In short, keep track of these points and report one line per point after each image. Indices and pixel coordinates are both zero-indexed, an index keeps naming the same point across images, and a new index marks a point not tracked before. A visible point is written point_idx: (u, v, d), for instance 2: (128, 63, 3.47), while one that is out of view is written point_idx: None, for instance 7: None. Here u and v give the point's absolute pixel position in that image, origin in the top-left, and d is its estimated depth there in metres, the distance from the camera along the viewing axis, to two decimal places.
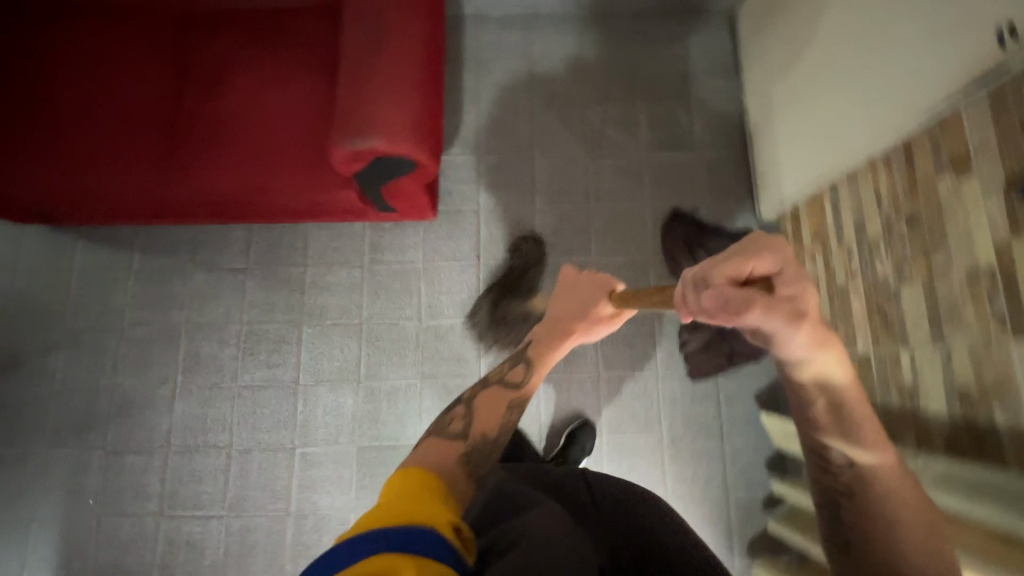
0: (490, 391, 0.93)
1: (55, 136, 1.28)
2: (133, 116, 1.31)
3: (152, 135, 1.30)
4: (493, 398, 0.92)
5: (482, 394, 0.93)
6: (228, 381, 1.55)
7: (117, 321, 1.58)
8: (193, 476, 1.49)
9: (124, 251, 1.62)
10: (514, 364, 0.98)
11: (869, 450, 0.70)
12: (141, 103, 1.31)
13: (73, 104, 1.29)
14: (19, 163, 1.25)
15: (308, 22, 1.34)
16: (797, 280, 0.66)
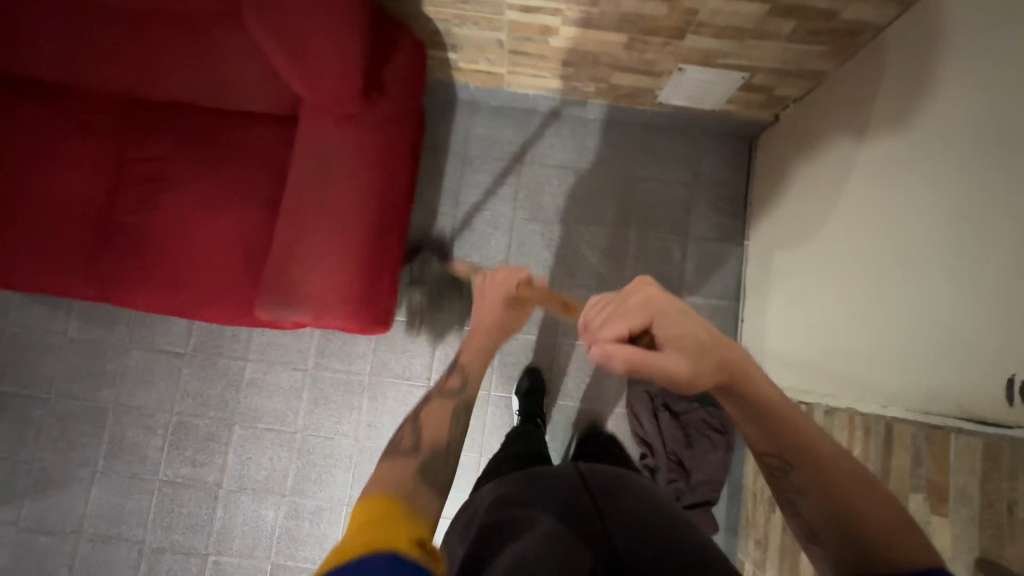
0: (451, 369, 0.94)
1: None
2: (56, 212, 1.17)
3: (74, 235, 1.17)
4: (443, 384, 0.90)
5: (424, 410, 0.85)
6: (149, 474, 1.48)
7: (44, 391, 1.51)
8: (102, 568, 1.45)
9: (58, 316, 1.53)
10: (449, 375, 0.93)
11: (803, 449, 0.66)
12: (67, 198, 1.18)
13: None
14: None
15: (263, 136, 1.20)
16: (678, 314, 0.68)
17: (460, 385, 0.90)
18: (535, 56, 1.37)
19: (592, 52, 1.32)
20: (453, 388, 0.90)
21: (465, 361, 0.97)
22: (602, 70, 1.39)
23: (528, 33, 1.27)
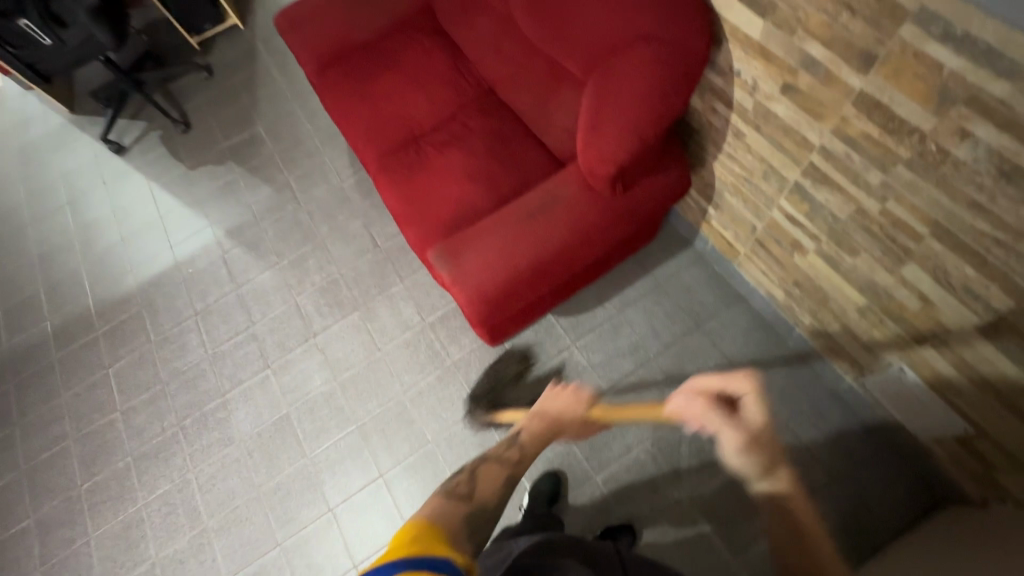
0: (481, 470, 0.85)
1: (361, 96, 1.75)
2: (401, 119, 1.70)
3: (395, 137, 1.69)
4: (490, 472, 0.85)
5: (426, 503, 0.73)
6: (295, 292, 1.93)
7: (304, 202, 2.10)
8: (226, 316, 1.94)
9: (351, 172, 2.13)
10: (462, 481, 0.81)
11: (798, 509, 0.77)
12: (412, 117, 1.70)
13: (387, 88, 1.75)
14: (336, 97, 1.78)
15: (534, 160, 1.51)
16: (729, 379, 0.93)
17: (486, 498, 0.78)
18: (774, 259, 1.41)
19: (825, 292, 1.29)
20: (464, 494, 0.78)
21: (477, 467, 0.86)
22: (825, 312, 1.35)
23: (780, 237, 1.32)
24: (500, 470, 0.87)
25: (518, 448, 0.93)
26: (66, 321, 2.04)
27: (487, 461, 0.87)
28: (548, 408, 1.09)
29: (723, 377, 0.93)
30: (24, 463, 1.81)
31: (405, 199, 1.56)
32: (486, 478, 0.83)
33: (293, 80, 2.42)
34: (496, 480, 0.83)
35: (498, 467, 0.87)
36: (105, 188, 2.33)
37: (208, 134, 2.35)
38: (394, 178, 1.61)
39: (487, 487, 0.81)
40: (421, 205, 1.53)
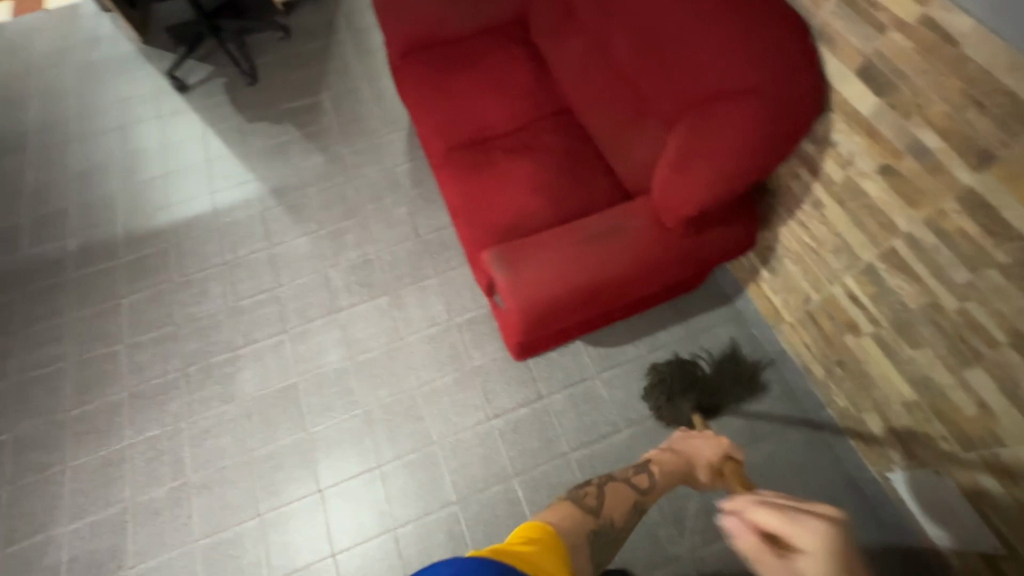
0: (609, 488, 1.00)
1: (439, 83, 1.74)
2: (475, 115, 1.69)
3: (465, 131, 1.67)
4: (619, 489, 0.99)
5: (563, 503, 0.91)
6: (328, 264, 1.90)
7: (354, 176, 2.09)
8: (254, 272, 1.91)
9: (407, 157, 2.13)
10: (598, 492, 0.97)
11: None
12: (485, 115, 1.69)
13: (466, 81, 1.74)
14: (413, 79, 1.77)
15: (601, 185, 1.51)
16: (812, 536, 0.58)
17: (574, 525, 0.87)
18: (822, 334, 1.40)
19: (871, 378, 1.29)
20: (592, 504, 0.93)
21: (607, 485, 1.00)
22: (864, 398, 1.34)
23: (835, 313, 1.32)
24: (627, 493, 1.00)
25: (647, 476, 1.05)
26: (91, 243, 2.00)
27: (616, 481, 1.01)
28: (680, 449, 1.13)
29: (794, 520, 0.59)
30: (15, 376, 1.75)
31: (464, 195, 1.54)
32: (613, 496, 0.98)
33: (367, 59, 2.43)
34: (624, 501, 0.99)
35: (626, 491, 1.01)
36: (158, 122, 2.32)
37: (272, 91, 2.35)
38: (456, 173, 1.59)
39: (615, 507, 0.96)
40: (480, 205, 1.51)
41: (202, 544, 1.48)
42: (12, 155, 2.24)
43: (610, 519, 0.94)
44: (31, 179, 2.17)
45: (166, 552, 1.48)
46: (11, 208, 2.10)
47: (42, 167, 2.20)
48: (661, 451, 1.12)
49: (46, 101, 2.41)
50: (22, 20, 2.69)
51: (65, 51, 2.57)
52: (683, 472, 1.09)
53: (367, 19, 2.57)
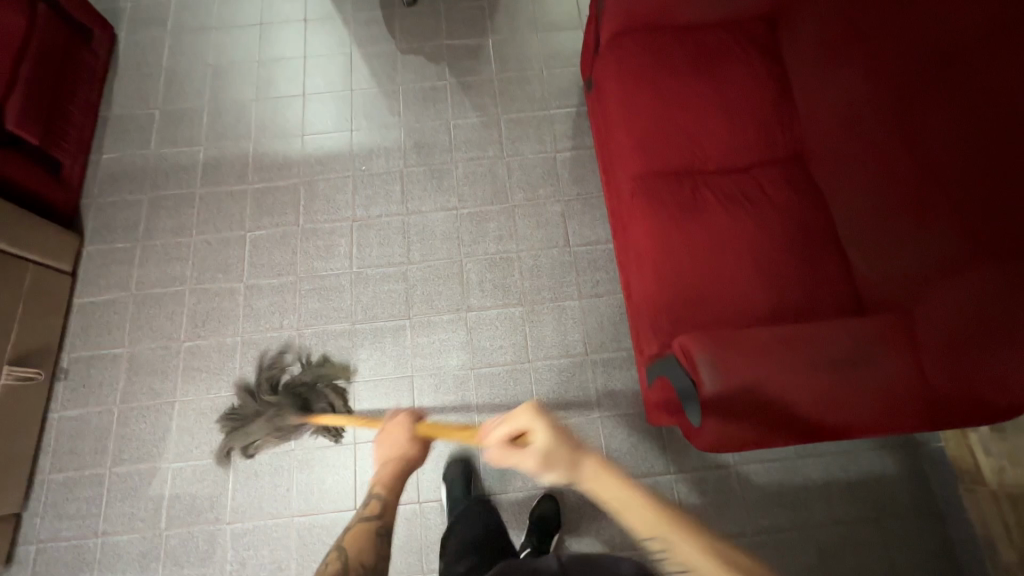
0: (349, 529, 0.96)
1: (657, 85, 1.45)
2: (693, 139, 1.42)
3: (678, 156, 1.42)
4: (358, 529, 0.95)
5: (347, 533, 0.95)
6: (462, 250, 1.72)
7: (509, 152, 1.84)
8: (382, 237, 1.74)
9: (572, 144, 1.85)
10: (369, 501, 1.02)
11: None
12: (705, 142, 1.41)
13: (692, 90, 1.44)
14: (626, 68, 1.47)
15: (832, 277, 1.27)
16: None
17: (360, 562, 0.88)
18: None
19: None
20: (371, 515, 0.98)
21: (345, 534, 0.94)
22: None
23: None
24: (367, 527, 0.95)
25: (378, 500, 1.01)
26: (220, 157, 1.86)
27: (349, 529, 0.95)
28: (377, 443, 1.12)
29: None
30: (135, 289, 1.70)
31: (661, 243, 1.33)
32: (351, 543, 0.92)
33: (546, 3, 2.07)
34: (361, 537, 0.93)
35: (367, 523, 0.96)
36: (302, 25, 2.05)
37: (432, 17, 2.04)
38: (654, 209, 1.37)
39: (356, 548, 0.91)
40: (676, 260, 1.31)
41: (295, 521, 1.46)
42: (148, 29, 2.06)
43: (390, 506, 1.00)
44: (165, 64, 2.00)
45: (260, 519, 1.46)
46: (141, 92, 1.96)
47: (177, 51, 2.02)
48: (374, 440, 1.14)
49: None
50: None
51: None
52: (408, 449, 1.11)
53: None
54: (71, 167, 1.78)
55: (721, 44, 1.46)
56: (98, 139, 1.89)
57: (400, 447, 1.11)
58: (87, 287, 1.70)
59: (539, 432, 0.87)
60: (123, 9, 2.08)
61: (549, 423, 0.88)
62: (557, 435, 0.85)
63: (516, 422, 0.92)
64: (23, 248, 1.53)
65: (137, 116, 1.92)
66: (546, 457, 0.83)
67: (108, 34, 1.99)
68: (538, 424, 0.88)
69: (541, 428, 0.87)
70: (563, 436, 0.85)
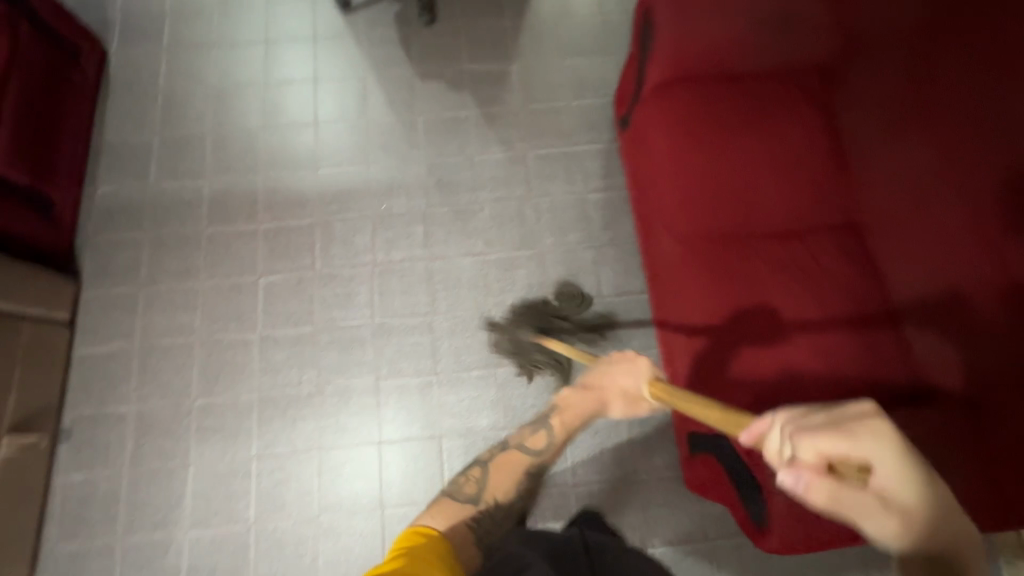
0: (500, 458, 1.14)
1: (710, 141, 1.35)
2: (747, 201, 1.33)
3: (729, 219, 1.32)
4: (508, 460, 1.14)
5: (501, 453, 1.15)
6: (491, 300, 1.64)
7: (537, 192, 1.74)
8: (406, 284, 1.65)
9: (603, 185, 1.76)
10: (536, 430, 1.20)
11: None
12: (758, 205, 1.33)
13: (745, 148, 1.35)
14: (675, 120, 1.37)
15: (890, 362, 1.21)
16: None
17: (495, 495, 1.08)
18: None
19: None
20: (532, 446, 1.17)
21: (496, 458, 1.14)
22: None
23: None
24: (522, 458, 1.15)
25: (542, 435, 1.19)
26: (225, 191, 1.73)
27: (505, 450, 1.16)
28: (591, 385, 1.29)
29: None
30: (139, 339, 1.59)
31: (715, 316, 1.25)
32: (502, 467, 1.13)
33: (572, 25, 1.95)
34: (509, 474, 1.12)
35: (519, 457, 1.15)
36: (312, 43, 1.90)
37: (451, 39, 1.91)
38: (700, 274, 1.30)
39: (501, 482, 1.10)
40: (723, 331, 1.23)
41: None
42: (142, 45, 1.88)
43: (552, 442, 1.18)
44: (161, 85, 1.83)
45: None
46: (136, 117, 1.80)
47: (173, 70, 1.86)
48: (593, 380, 1.30)
49: None
50: None
51: None
52: (614, 396, 1.27)
53: None
54: (61, 204, 1.62)
55: (777, 96, 1.38)
56: (89, 170, 1.73)
57: (601, 387, 1.28)
58: (87, 337, 1.58)
59: (888, 471, 0.70)
60: (111, 21, 1.90)
61: (924, 458, 0.71)
62: (915, 481, 0.69)
63: (872, 449, 0.71)
64: (19, 304, 1.40)
65: (133, 144, 1.77)
66: (909, 503, 0.69)
67: (97, 50, 1.82)
68: (883, 455, 0.70)
69: (903, 474, 0.69)
70: (927, 478, 0.69)
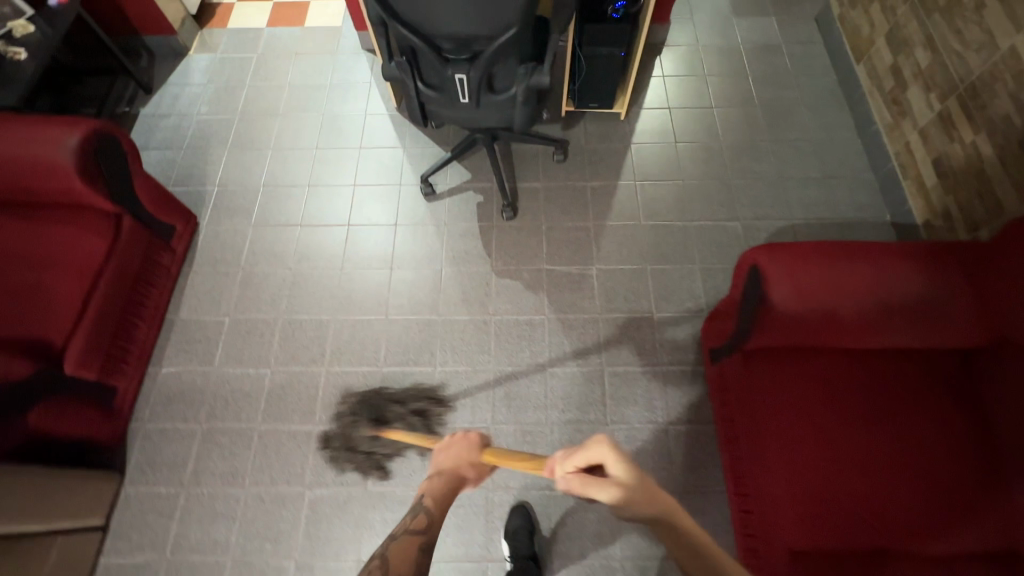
0: (394, 541, 0.95)
1: (813, 415, 1.23)
2: (858, 493, 1.15)
3: (836, 513, 1.14)
4: (408, 542, 0.93)
5: (392, 543, 0.94)
6: (555, 547, 1.46)
7: (613, 418, 1.59)
8: (461, 517, 1.50)
9: (688, 417, 1.58)
10: (417, 513, 1.00)
11: None
12: (873, 501, 1.14)
13: (856, 430, 1.20)
14: (771, 386, 1.28)
15: None
16: None
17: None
18: None
19: None
20: (416, 529, 0.96)
21: (388, 549, 0.93)
22: None
23: None
24: (417, 545, 0.93)
25: (424, 513, 0.99)
26: (287, 385, 1.66)
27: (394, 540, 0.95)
28: (445, 462, 1.09)
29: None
30: (169, 552, 1.46)
31: None
32: (401, 555, 0.90)
33: (656, 229, 1.90)
34: (408, 547, 0.92)
35: (411, 537, 0.95)
36: (391, 228, 1.92)
37: (531, 236, 1.88)
38: None
39: (404, 564, 0.89)
40: None
41: None
42: (231, 220, 1.95)
43: (435, 519, 0.99)
44: (242, 262, 1.87)
45: None
46: (213, 295, 1.81)
47: (257, 248, 1.89)
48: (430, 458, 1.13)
49: (277, 152, 2.09)
50: (274, 31, 2.40)
51: (309, 90, 2.23)
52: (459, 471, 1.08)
53: (666, 167, 2.02)
54: (124, 390, 1.58)
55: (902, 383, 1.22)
56: (158, 348, 1.72)
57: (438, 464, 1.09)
58: (118, 544, 1.47)
59: (613, 469, 0.80)
60: (208, 197, 2.00)
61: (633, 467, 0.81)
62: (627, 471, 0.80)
63: (580, 451, 0.84)
64: (55, 518, 1.31)
65: (204, 324, 1.76)
66: (623, 495, 0.78)
67: (190, 226, 1.88)
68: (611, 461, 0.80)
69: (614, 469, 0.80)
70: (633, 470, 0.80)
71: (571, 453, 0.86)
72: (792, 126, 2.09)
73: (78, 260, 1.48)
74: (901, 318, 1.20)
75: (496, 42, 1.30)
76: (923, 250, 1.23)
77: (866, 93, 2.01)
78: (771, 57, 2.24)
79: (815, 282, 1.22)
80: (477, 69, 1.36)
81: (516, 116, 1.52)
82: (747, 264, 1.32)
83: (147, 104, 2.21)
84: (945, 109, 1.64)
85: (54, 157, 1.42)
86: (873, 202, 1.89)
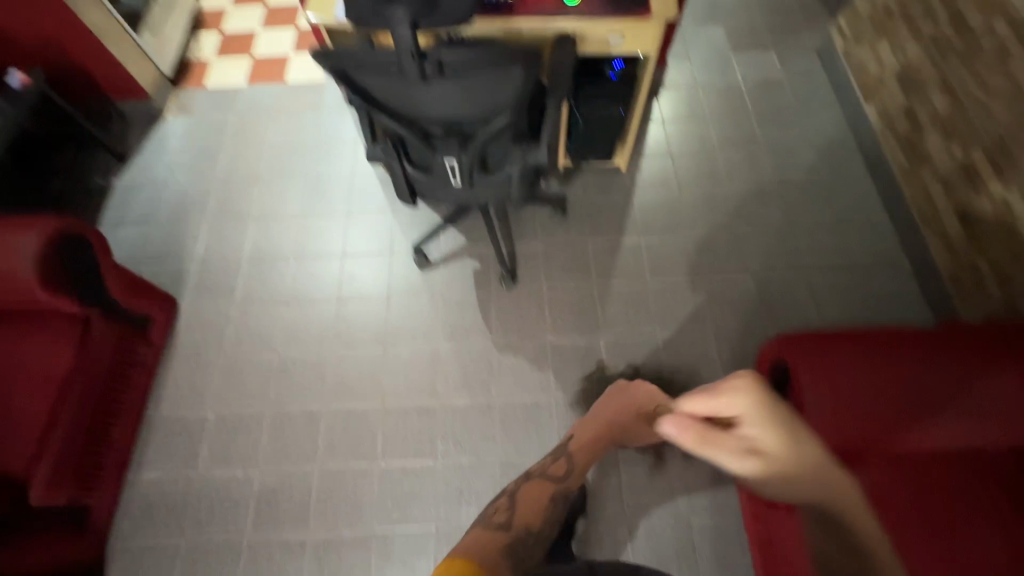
0: (527, 486, 1.06)
1: None
2: None
3: None
4: (540, 486, 1.06)
5: (528, 482, 1.07)
6: None
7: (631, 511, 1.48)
8: None
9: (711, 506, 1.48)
10: (557, 460, 1.15)
11: None
12: None
13: (913, 546, 1.06)
14: None
15: None
16: None
17: (523, 523, 0.91)
18: None
19: None
20: (555, 474, 1.11)
21: (524, 488, 1.04)
22: None
23: None
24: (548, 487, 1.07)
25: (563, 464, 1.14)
26: (280, 486, 1.54)
27: (531, 480, 1.08)
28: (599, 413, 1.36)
29: None
30: None
31: None
32: (525, 499, 1.01)
33: (665, 289, 1.78)
34: (541, 492, 1.05)
35: (545, 483, 1.08)
36: (385, 302, 1.81)
37: (533, 303, 1.77)
38: None
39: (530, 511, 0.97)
40: None
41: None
42: (214, 301, 1.83)
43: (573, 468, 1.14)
44: (226, 349, 1.75)
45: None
46: (195, 387, 1.68)
47: (241, 331, 1.78)
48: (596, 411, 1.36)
49: (260, 222, 1.98)
50: (253, 89, 2.29)
51: (292, 153, 2.12)
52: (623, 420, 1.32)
53: (671, 221, 1.90)
54: (102, 506, 1.46)
55: (953, 487, 1.11)
56: (137, 451, 1.59)
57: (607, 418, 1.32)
58: None
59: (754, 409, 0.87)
60: (187, 278, 1.87)
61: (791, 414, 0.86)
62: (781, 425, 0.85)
63: (726, 396, 0.90)
64: None
65: (186, 421, 1.63)
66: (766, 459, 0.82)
67: (169, 311, 1.76)
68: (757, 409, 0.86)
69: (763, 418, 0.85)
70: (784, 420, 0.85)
71: (698, 398, 0.94)
72: (800, 169, 1.98)
73: (41, 376, 1.36)
74: (939, 415, 1.13)
75: (490, 125, 1.18)
76: (950, 337, 1.18)
77: (876, 133, 1.91)
78: (773, 94, 2.14)
79: (846, 380, 1.15)
80: (469, 154, 1.25)
81: (513, 193, 1.40)
82: (769, 357, 1.26)
83: (121, 176, 2.09)
84: (969, 161, 1.55)
85: (13, 269, 1.31)
86: (892, 251, 1.78)
